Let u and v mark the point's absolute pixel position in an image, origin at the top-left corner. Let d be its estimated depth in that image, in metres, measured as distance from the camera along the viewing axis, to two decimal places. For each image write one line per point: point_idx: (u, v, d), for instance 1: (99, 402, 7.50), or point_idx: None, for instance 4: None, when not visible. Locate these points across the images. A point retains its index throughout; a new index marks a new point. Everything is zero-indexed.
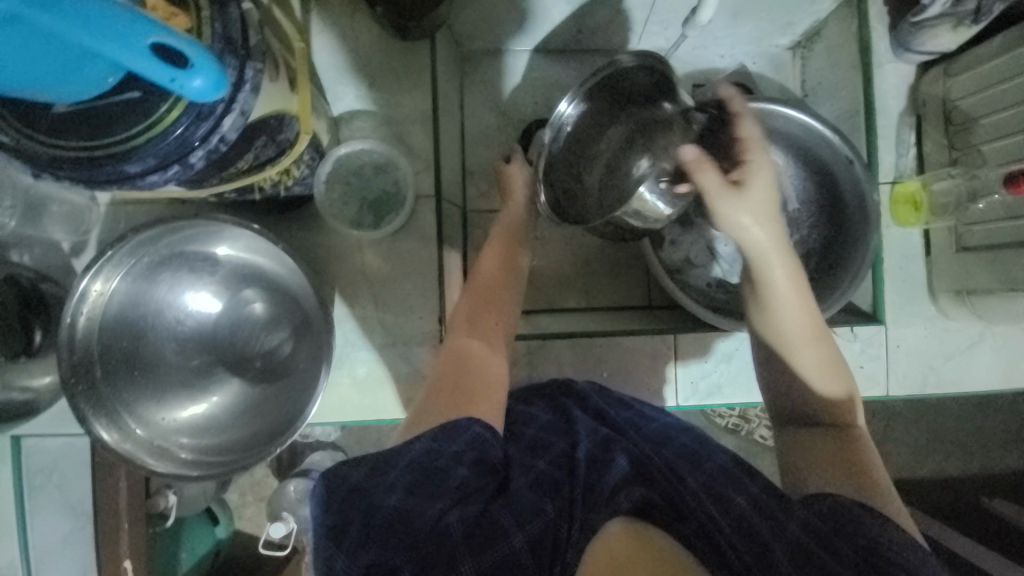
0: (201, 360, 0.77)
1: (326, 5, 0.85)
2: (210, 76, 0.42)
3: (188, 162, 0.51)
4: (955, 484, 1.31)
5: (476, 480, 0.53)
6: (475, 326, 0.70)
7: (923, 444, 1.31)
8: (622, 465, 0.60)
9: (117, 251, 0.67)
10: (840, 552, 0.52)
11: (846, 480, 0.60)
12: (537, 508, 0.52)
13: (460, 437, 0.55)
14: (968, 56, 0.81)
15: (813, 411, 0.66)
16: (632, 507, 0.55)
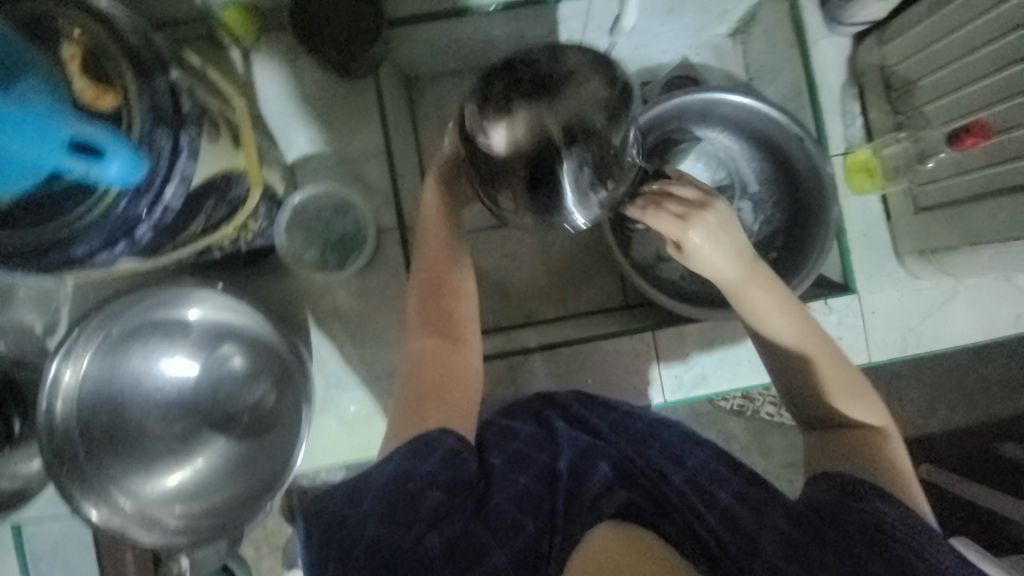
0: (184, 424, 0.77)
1: (267, 56, 0.86)
2: (127, 158, 0.46)
3: (135, 236, 0.51)
4: (964, 433, 1.32)
5: (452, 500, 0.56)
6: (432, 325, 0.68)
7: (927, 399, 1.32)
8: (604, 470, 0.61)
9: (83, 329, 0.67)
10: (828, 537, 0.54)
11: (863, 460, 0.62)
12: (518, 525, 0.54)
13: (432, 454, 0.58)
14: (899, 21, 0.82)
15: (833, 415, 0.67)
16: (618, 510, 0.56)
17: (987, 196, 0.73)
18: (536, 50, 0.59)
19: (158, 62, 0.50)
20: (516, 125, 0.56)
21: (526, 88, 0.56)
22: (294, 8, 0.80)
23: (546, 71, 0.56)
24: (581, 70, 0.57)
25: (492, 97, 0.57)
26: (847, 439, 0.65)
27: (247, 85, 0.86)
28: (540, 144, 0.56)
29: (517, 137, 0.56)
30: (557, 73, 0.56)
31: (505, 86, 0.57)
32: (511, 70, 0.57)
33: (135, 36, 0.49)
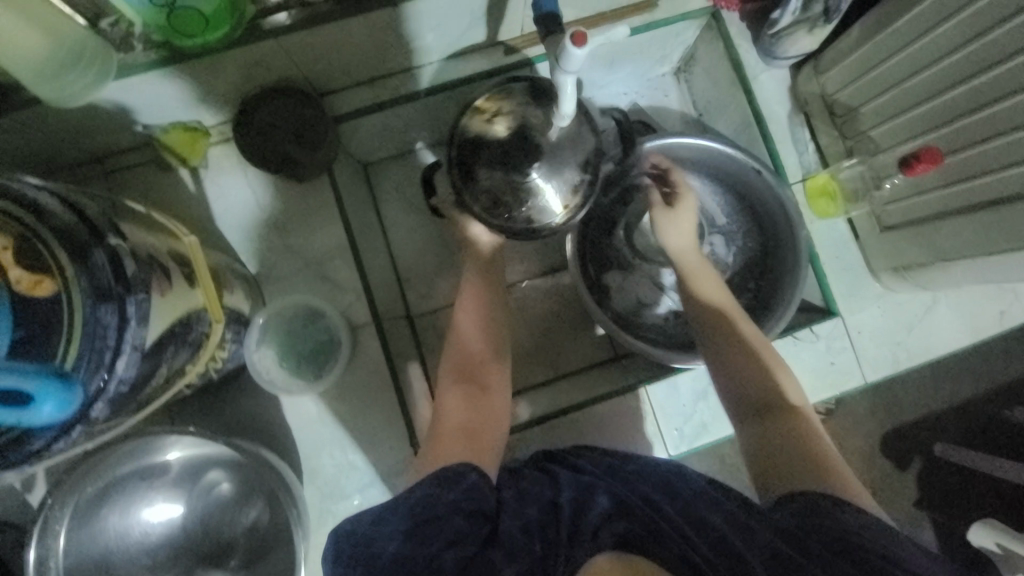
0: (175, 568, 0.74)
1: (217, 169, 0.87)
2: (53, 394, 0.39)
3: (89, 416, 0.48)
4: (971, 406, 1.31)
5: (471, 527, 0.51)
6: (460, 382, 0.73)
7: (929, 381, 1.31)
8: (603, 504, 0.54)
9: (57, 497, 0.66)
10: (810, 547, 0.49)
11: (795, 453, 0.62)
12: (524, 549, 0.50)
13: (461, 483, 0.55)
14: (832, 52, 0.84)
15: (759, 393, 0.69)
16: (617, 539, 0.50)
17: (948, 215, 0.74)
18: (468, 121, 0.71)
19: (93, 234, 0.49)
20: (527, 183, 0.70)
21: (517, 158, 0.69)
22: (239, 122, 0.80)
23: (510, 130, 0.70)
24: (528, 108, 0.70)
25: (495, 179, 0.70)
26: (795, 453, 0.62)
27: (203, 205, 0.86)
28: (571, 180, 0.70)
29: (557, 187, 0.70)
30: (516, 126, 0.70)
31: (491, 168, 0.70)
32: (482, 150, 0.70)
33: (67, 211, 0.49)
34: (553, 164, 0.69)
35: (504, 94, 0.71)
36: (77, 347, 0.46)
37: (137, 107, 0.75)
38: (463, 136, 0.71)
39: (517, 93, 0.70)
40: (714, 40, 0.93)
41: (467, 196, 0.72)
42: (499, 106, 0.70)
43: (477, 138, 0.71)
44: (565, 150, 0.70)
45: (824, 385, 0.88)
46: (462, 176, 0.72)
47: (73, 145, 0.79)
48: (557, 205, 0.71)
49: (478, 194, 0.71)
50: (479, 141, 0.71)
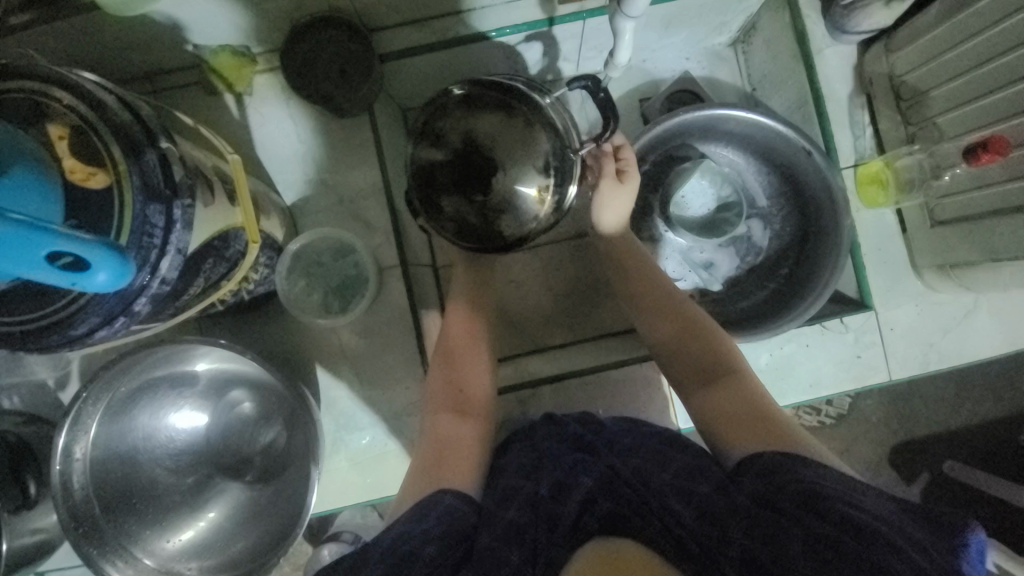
0: (196, 474, 0.79)
1: (261, 98, 0.87)
2: (111, 265, 0.41)
3: (133, 309, 0.50)
4: (992, 425, 1.28)
5: (446, 553, 0.52)
6: (446, 382, 0.74)
7: (950, 394, 1.28)
8: (586, 485, 0.57)
9: (91, 391, 0.67)
10: (779, 507, 0.51)
11: (750, 416, 0.62)
12: (501, 559, 0.50)
13: (433, 512, 0.57)
14: (907, 29, 0.79)
15: (705, 359, 0.71)
16: (601, 526, 0.53)
17: (1004, 212, 0.70)
18: (422, 146, 0.69)
19: (147, 135, 0.50)
20: (489, 199, 0.67)
21: (476, 179, 0.67)
22: (285, 51, 0.80)
23: (456, 153, 0.68)
24: (474, 123, 0.67)
25: (458, 204, 0.68)
26: (746, 416, 0.63)
27: (244, 133, 0.88)
28: (529, 190, 0.67)
29: (521, 208, 0.67)
30: (459, 146, 0.67)
31: (449, 192, 0.68)
32: (435, 178, 0.69)
33: (122, 107, 0.50)
34: (515, 176, 0.67)
35: (445, 113, 0.69)
36: (125, 240, 0.47)
37: (188, 23, 0.75)
38: (422, 158, 0.69)
39: (453, 107, 0.68)
40: (781, 8, 0.88)
41: (439, 226, 0.70)
42: (444, 133, 0.68)
43: (432, 159, 0.68)
44: (513, 166, 0.66)
45: (847, 378, 0.87)
46: (424, 204, 0.70)
47: (127, 60, 0.81)
48: (519, 222, 0.68)
49: (447, 217, 0.69)
50: (435, 162, 0.68)
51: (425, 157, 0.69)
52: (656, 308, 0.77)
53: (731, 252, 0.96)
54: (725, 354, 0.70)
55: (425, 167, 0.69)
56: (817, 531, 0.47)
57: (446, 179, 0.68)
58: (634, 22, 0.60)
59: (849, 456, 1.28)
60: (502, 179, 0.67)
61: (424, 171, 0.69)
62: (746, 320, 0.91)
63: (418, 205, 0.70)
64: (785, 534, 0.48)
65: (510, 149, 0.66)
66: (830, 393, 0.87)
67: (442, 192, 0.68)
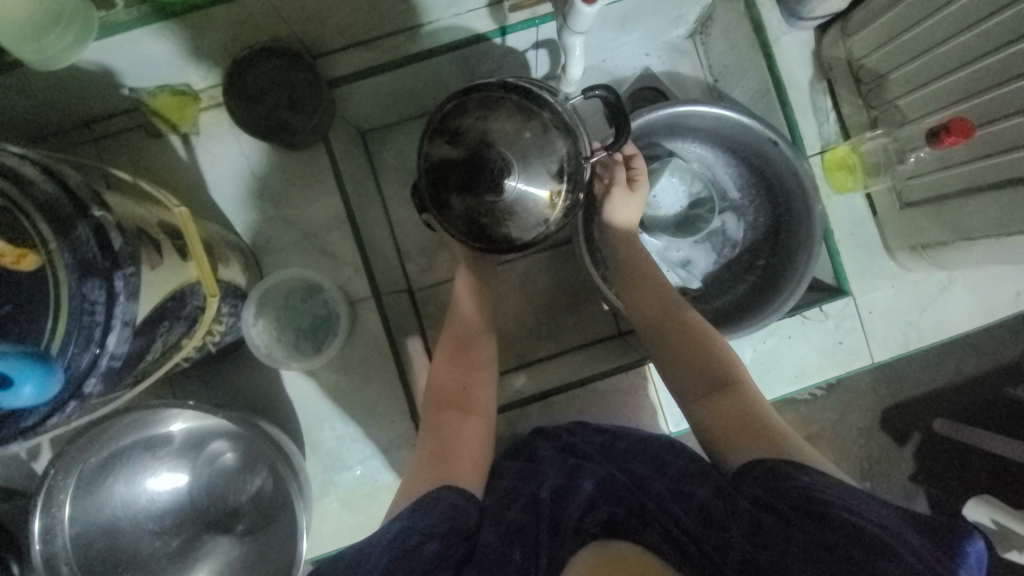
0: (182, 534, 0.76)
1: (210, 136, 0.84)
2: (34, 378, 0.41)
3: (83, 392, 0.47)
4: (975, 386, 1.30)
5: (448, 550, 0.51)
6: (445, 386, 0.70)
7: (932, 359, 1.30)
8: (588, 490, 0.55)
9: (59, 467, 0.65)
10: (781, 512, 0.50)
11: (748, 425, 0.61)
12: (506, 558, 0.50)
13: (436, 506, 0.55)
14: (862, 11, 0.78)
15: (708, 358, 0.69)
16: (601, 529, 0.52)
17: (972, 191, 0.70)
18: (429, 144, 0.67)
19: (77, 206, 0.47)
20: (499, 202, 0.65)
21: (486, 177, 0.64)
22: (228, 87, 0.76)
23: (468, 152, 0.65)
24: (488, 121, 0.64)
25: (468, 204, 0.66)
26: (742, 423, 0.62)
27: (196, 174, 0.84)
28: (544, 191, 0.65)
29: (534, 207, 0.65)
30: (474, 146, 0.65)
31: (461, 193, 0.65)
32: (445, 176, 0.66)
33: (47, 180, 0.46)
34: (528, 178, 0.64)
35: (458, 110, 0.66)
36: (64, 326, 0.44)
37: (120, 68, 0.71)
38: (432, 156, 0.67)
39: (470, 107, 0.65)
40: None
41: (446, 225, 0.67)
42: (458, 130, 0.65)
43: (445, 158, 0.66)
44: (528, 163, 0.64)
45: (831, 364, 0.87)
46: (434, 204, 0.67)
47: (61, 111, 0.77)
48: (528, 224, 0.65)
49: (457, 217, 0.67)
50: (448, 160, 0.66)
51: (436, 155, 0.66)
52: (659, 301, 0.75)
53: (708, 248, 0.95)
54: (727, 356, 0.69)
55: (437, 164, 0.66)
56: (823, 539, 0.46)
57: (459, 180, 0.65)
58: (582, 36, 0.58)
59: (840, 430, 1.30)
60: (515, 180, 0.64)
61: (437, 169, 0.66)
62: (726, 316, 0.91)
63: (429, 202, 0.68)
64: (786, 538, 0.47)
65: (526, 148, 0.64)
66: (816, 382, 0.87)
67: (453, 192, 0.66)
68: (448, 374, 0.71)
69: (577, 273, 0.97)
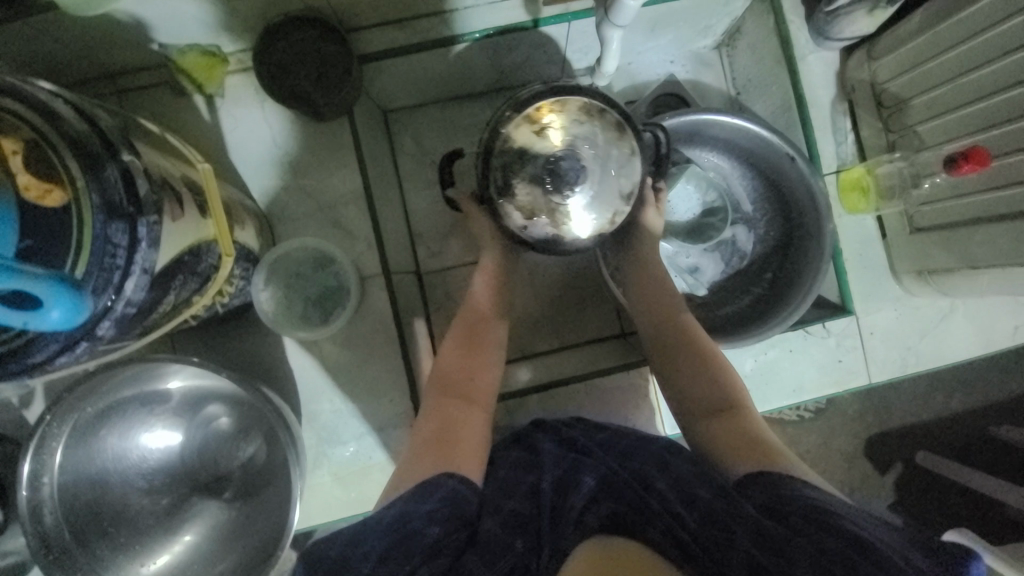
0: (171, 494, 0.76)
1: (234, 100, 0.84)
2: (66, 302, 0.40)
3: (95, 334, 0.47)
4: (962, 419, 1.31)
5: (448, 536, 0.51)
6: (454, 368, 0.70)
7: (922, 389, 1.31)
8: (589, 485, 0.56)
9: (56, 414, 0.63)
10: (790, 522, 0.51)
11: (749, 440, 0.63)
12: (505, 546, 0.51)
13: (438, 492, 0.55)
14: (889, 37, 0.79)
15: (712, 373, 0.70)
16: (602, 524, 0.51)
17: (982, 221, 0.71)
18: (513, 127, 0.65)
19: (107, 148, 0.47)
20: (563, 205, 0.65)
21: (560, 179, 0.64)
22: (257, 53, 0.76)
23: (552, 152, 0.64)
24: (578, 128, 0.65)
25: (532, 198, 0.65)
26: (742, 440, 0.63)
27: (217, 136, 0.84)
28: (608, 211, 0.66)
29: (592, 220, 0.66)
30: (561, 144, 0.64)
31: (531, 182, 0.65)
32: (518, 168, 0.65)
33: (79, 119, 0.46)
34: (599, 192, 0.65)
35: (556, 108, 0.65)
36: (86, 262, 0.44)
37: (153, 22, 0.71)
38: (509, 135, 0.65)
39: (569, 105, 0.65)
40: (766, 13, 0.87)
41: (500, 210, 0.66)
42: (547, 126, 0.64)
43: (525, 143, 0.64)
44: (604, 180, 0.65)
45: (829, 381, 0.88)
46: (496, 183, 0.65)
47: (89, 60, 0.76)
48: (579, 236, 0.66)
49: (514, 207, 0.65)
50: (529, 146, 0.64)
51: (515, 137, 0.64)
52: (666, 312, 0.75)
53: (717, 257, 0.96)
54: (728, 371, 0.70)
55: (516, 146, 0.64)
56: (827, 547, 0.47)
57: (535, 169, 0.64)
58: (622, 31, 0.59)
59: (826, 451, 1.31)
60: (586, 190, 0.65)
61: (514, 150, 0.65)
62: (727, 325, 0.92)
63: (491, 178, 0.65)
64: (792, 545, 0.48)
65: (605, 165, 0.65)
66: (813, 397, 0.89)
67: (521, 180, 0.65)
68: (456, 361, 0.70)
69: (584, 271, 0.98)
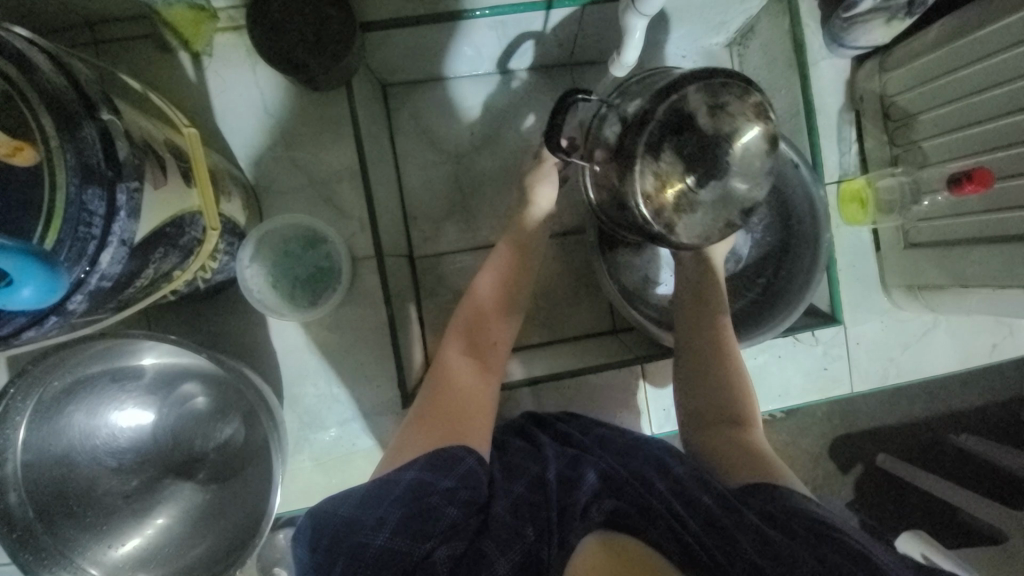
0: (142, 475, 0.72)
1: (223, 60, 0.78)
2: (37, 279, 0.36)
3: (66, 308, 0.44)
4: (923, 427, 1.37)
5: (466, 519, 0.50)
6: (469, 351, 0.69)
7: (889, 397, 1.36)
8: (591, 480, 0.55)
9: (20, 387, 0.59)
10: (794, 531, 0.51)
11: (750, 452, 0.64)
12: (517, 533, 0.48)
13: (457, 469, 0.54)
14: (903, 50, 0.79)
15: (731, 377, 0.71)
16: (605, 519, 0.50)
17: (978, 242, 0.72)
18: (692, 91, 0.57)
19: (86, 105, 0.43)
20: (692, 195, 0.59)
21: (703, 166, 0.58)
22: (252, 11, 0.71)
23: (712, 136, 0.57)
24: (747, 121, 0.59)
25: (669, 172, 0.58)
26: (742, 450, 0.64)
27: (205, 98, 0.78)
28: (718, 223, 0.61)
29: (703, 220, 0.61)
30: (722, 134, 0.58)
31: (676, 156, 0.58)
32: (672, 137, 0.58)
33: (58, 72, 0.42)
34: (728, 197, 0.61)
35: (739, 96, 0.58)
36: (58, 230, 0.40)
37: None
38: (675, 99, 0.57)
39: (745, 102, 0.58)
40: (782, 14, 0.85)
41: (632, 170, 0.59)
42: (724, 102, 0.58)
43: (687, 118, 0.57)
44: (736, 189, 0.61)
45: (813, 389, 0.90)
46: (643, 146, 0.58)
47: (64, 6, 0.70)
48: (682, 233, 0.61)
49: (648, 172, 0.58)
50: (691, 122, 0.58)
51: (680, 106, 0.57)
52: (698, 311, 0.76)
53: None
54: (745, 380, 0.71)
55: (679, 116, 0.57)
56: (827, 557, 0.47)
57: (687, 146, 0.58)
58: (647, 20, 0.56)
59: (794, 453, 1.35)
60: (717, 193, 0.60)
61: (678, 118, 0.57)
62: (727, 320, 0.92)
63: (640, 134, 0.58)
64: (795, 556, 0.47)
65: (746, 174, 0.60)
66: (797, 403, 0.90)
67: (668, 153, 0.58)
68: (475, 352, 0.69)
69: (580, 265, 0.97)
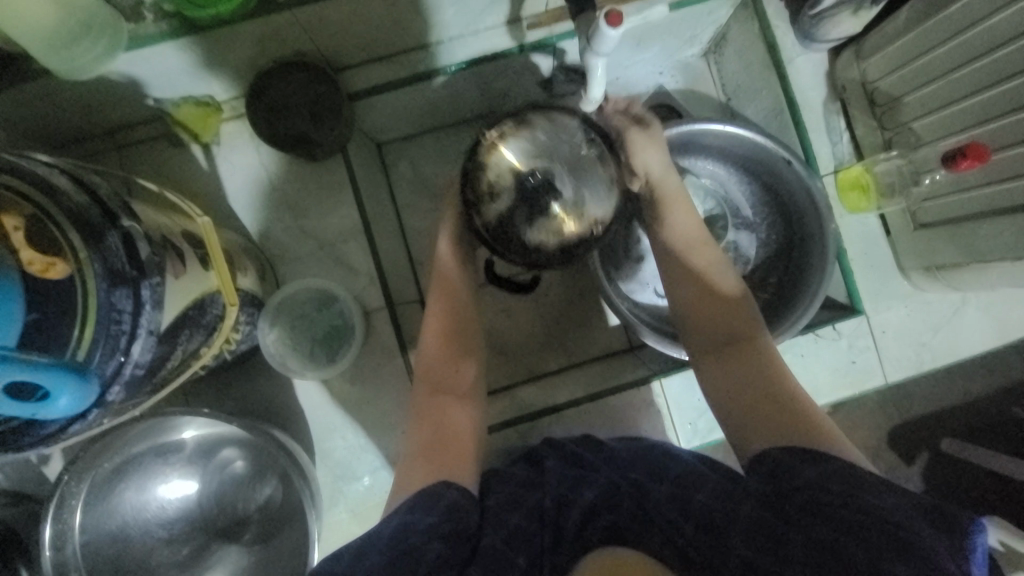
0: (191, 543, 0.76)
1: (230, 145, 0.85)
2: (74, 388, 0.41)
3: (106, 400, 0.48)
4: (983, 405, 1.28)
5: (452, 551, 0.51)
6: (433, 346, 0.67)
7: (941, 377, 1.28)
8: (589, 499, 0.57)
9: (71, 474, 0.66)
10: (784, 510, 0.47)
11: (772, 408, 0.56)
12: (508, 562, 0.51)
13: (438, 504, 0.53)
14: (877, 36, 0.79)
15: (730, 320, 0.63)
16: (603, 536, 0.54)
17: (987, 215, 0.71)
18: (478, 201, 0.65)
19: (107, 216, 0.48)
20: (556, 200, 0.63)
21: (548, 187, 0.63)
22: (249, 100, 0.77)
23: (516, 181, 0.64)
24: None
25: (551, 223, 0.64)
26: (764, 399, 0.57)
27: (217, 182, 0.85)
28: (599, 180, 0.64)
29: (593, 192, 0.64)
30: (508, 170, 0.64)
31: (524, 219, 0.64)
32: (510, 217, 0.64)
33: (80, 191, 0.47)
34: (565, 158, 0.64)
35: (475, 161, 0.65)
36: (91, 334, 0.45)
37: (147, 79, 0.72)
38: (487, 220, 0.65)
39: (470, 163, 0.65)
40: (751, 19, 0.86)
41: (543, 258, 0.65)
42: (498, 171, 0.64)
43: (497, 202, 0.64)
44: (566, 151, 0.64)
45: (843, 384, 0.87)
46: (515, 251, 0.64)
47: (89, 120, 0.78)
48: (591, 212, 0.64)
49: (549, 239, 0.64)
50: (502, 198, 0.64)
51: (485, 212, 0.65)
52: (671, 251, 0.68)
53: None
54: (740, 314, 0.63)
55: (484, 212, 0.65)
56: (822, 534, 0.43)
57: (519, 208, 0.64)
58: (604, 58, 0.59)
59: None
60: (559, 178, 0.64)
61: (489, 213, 0.64)
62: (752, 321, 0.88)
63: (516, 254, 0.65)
64: (790, 537, 0.45)
65: (558, 141, 0.64)
66: (828, 400, 0.87)
67: (520, 227, 0.64)
68: (440, 395, 0.64)
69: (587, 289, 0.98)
